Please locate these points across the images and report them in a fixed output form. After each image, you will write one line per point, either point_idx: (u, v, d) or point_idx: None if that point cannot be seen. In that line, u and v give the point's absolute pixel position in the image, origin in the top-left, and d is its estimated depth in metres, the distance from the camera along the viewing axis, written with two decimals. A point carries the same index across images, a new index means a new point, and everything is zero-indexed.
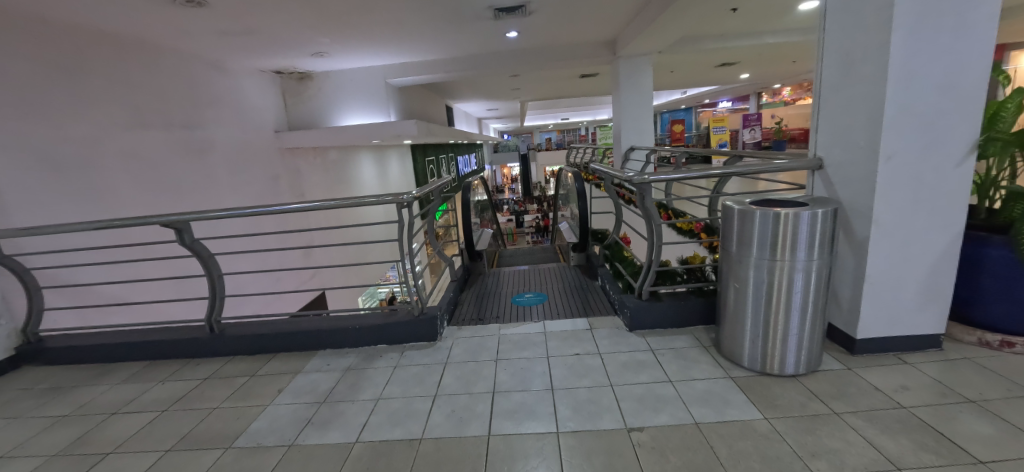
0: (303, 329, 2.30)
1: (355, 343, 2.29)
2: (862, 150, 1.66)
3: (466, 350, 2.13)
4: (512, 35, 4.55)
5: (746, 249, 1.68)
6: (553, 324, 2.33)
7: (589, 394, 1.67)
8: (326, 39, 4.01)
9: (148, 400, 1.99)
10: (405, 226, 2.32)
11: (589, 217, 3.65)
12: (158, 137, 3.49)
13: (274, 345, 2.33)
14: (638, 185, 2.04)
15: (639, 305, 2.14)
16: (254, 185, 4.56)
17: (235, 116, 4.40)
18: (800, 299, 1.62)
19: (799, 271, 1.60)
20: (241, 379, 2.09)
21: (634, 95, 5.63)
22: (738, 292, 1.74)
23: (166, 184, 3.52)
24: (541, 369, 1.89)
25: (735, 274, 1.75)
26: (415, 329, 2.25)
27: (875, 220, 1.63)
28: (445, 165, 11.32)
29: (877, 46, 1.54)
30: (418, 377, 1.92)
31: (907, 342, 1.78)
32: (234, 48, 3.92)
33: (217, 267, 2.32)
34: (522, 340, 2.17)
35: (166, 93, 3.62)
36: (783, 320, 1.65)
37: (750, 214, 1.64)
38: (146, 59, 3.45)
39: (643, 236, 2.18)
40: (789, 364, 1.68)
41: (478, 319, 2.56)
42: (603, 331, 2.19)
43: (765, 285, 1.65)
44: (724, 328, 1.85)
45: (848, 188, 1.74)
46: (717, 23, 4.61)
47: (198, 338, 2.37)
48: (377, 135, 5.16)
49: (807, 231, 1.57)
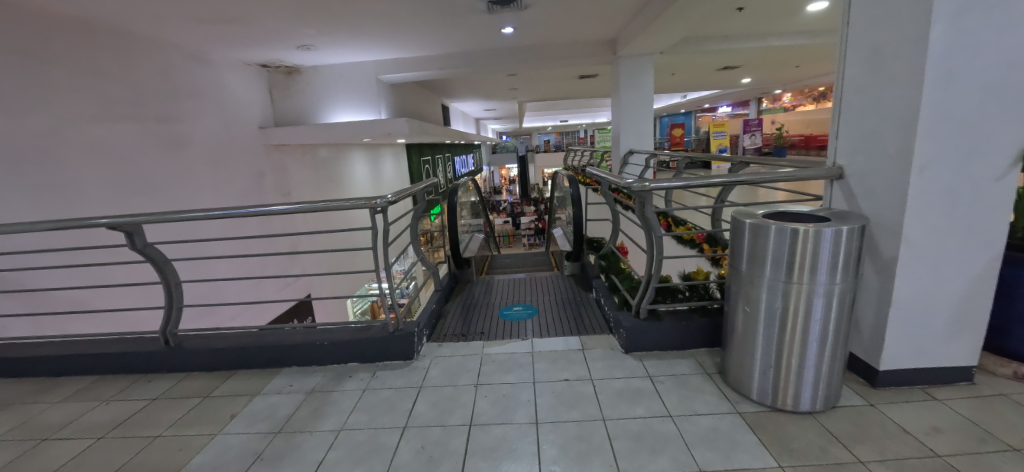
0: (264, 345, 2.07)
1: (323, 361, 2.05)
2: (891, 159, 1.47)
3: (445, 371, 1.92)
4: (507, 31, 4.36)
5: (759, 268, 1.49)
6: (542, 343, 2.12)
7: (578, 430, 1.47)
8: (311, 30, 3.81)
9: (88, 424, 1.78)
10: (379, 235, 1.98)
11: (583, 223, 3.33)
12: (128, 132, 3.27)
13: (232, 362, 2.09)
14: (637, 192, 1.82)
15: (637, 326, 1.93)
16: (237, 182, 4.35)
17: (216, 109, 4.19)
18: (818, 327, 1.43)
19: (819, 295, 1.41)
20: (193, 400, 1.87)
21: (635, 97, 5.44)
22: (748, 316, 1.56)
23: (137, 180, 3.30)
24: (526, 397, 1.68)
25: (745, 296, 1.56)
26: (389, 347, 2.02)
27: (905, 238, 1.44)
28: (441, 166, 11.15)
29: (912, 41, 1.36)
30: (388, 404, 1.71)
31: (935, 373, 1.59)
32: (214, 38, 3.71)
33: (174, 274, 2.10)
34: (507, 361, 1.96)
35: (138, 83, 3.39)
36: (799, 348, 1.46)
37: (763, 229, 1.45)
38: (118, 48, 3.24)
39: (643, 249, 1.96)
40: (804, 400, 1.49)
41: (462, 334, 2.34)
42: (596, 353, 1.98)
43: (779, 310, 1.46)
44: (733, 355, 1.66)
45: (873, 200, 1.55)
46: (722, 22, 4.42)
47: (150, 352, 2.14)
48: (367, 132, 4.96)
49: (831, 250, 1.37)
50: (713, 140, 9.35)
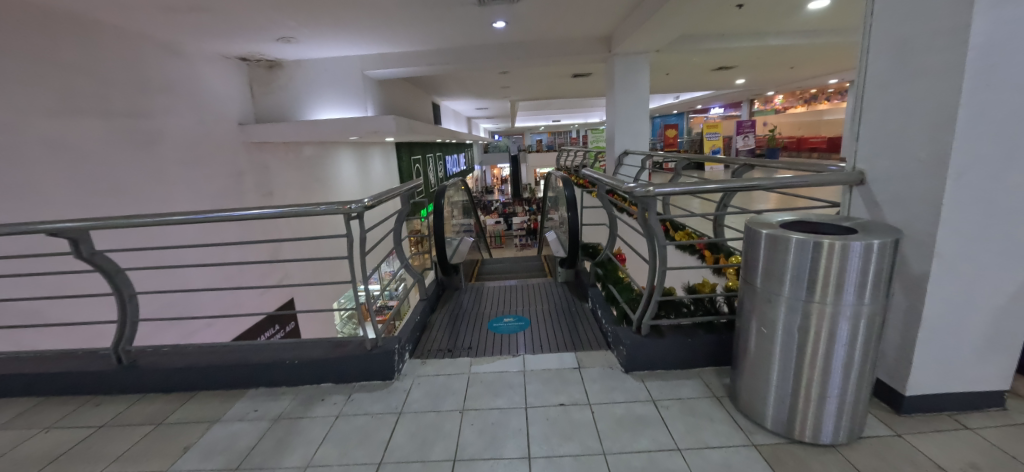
0: (228, 363, 1.86)
1: (292, 381, 1.86)
2: (922, 164, 1.32)
3: (427, 394, 1.73)
4: (499, 26, 4.18)
5: (778, 285, 1.34)
6: (535, 361, 1.95)
7: (576, 467, 1.30)
8: (292, 21, 3.60)
9: (20, 456, 1.55)
10: (355, 243, 1.78)
11: (578, 228, 3.12)
12: (92, 127, 3.03)
13: (192, 383, 1.89)
14: (640, 198, 1.65)
15: (639, 343, 1.77)
16: (214, 181, 4.11)
17: (191, 104, 3.95)
18: (844, 352, 1.29)
19: (845, 317, 1.26)
20: (144, 428, 1.66)
21: (629, 97, 5.31)
22: (763, 338, 1.41)
23: (101, 179, 3.05)
24: (517, 425, 1.51)
25: (761, 315, 1.41)
26: (366, 366, 1.83)
27: (938, 251, 1.30)
28: (432, 165, 10.93)
29: (951, 33, 1.21)
30: (363, 434, 1.52)
31: (965, 398, 1.45)
32: (187, 28, 3.48)
33: (128, 284, 1.89)
34: (496, 382, 1.78)
35: (105, 75, 3.15)
36: (822, 374, 1.32)
37: (783, 241, 1.30)
38: (82, 37, 3.00)
39: (645, 259, 1.79)
40: (826, 431, 1.35)
41: (448, 350, 2.15)
42: (593, 372, 1.82)
43: (800, 332, 1.32)
44: (745, 378, 1.51)
45: (901, 209, 1.41)
46: (720, 20, 4.29)
47: (101, 371, 1.92)
48: (353, 130, 4.74)
49: (860, 268, 1.22)
50: (706, 141, 9.28)
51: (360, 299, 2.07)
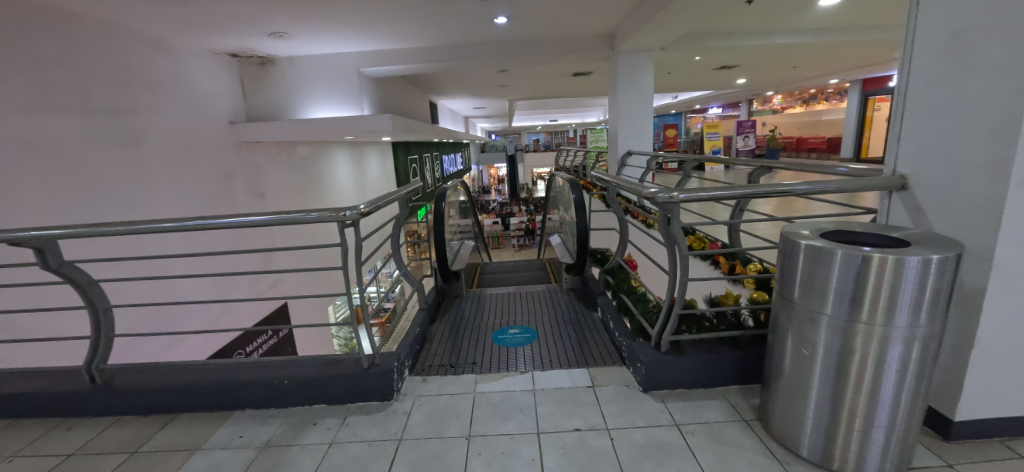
0: (211, 383, 1.72)
1: (282, 403, 1.71)
2: (978, 169, 1.20)
3: (429, 417, 1.59)
4: (500, 21, 4.03)
5: (820, 302, 1.21)
6: (544, 378, 1.81)
7: None
8: (284, 15, 3.44)
9: None
10: (350, 253, 1.63)
11: (586, 233, 2.99)
12: (71, 126, 2.85)
13: (173, 404, 1.74)
14: (661, 204, 1.52)
15: (658, 361, 1.64)
16: (203, 182, 3.94)
17: (179, 102, 3.77)
18: (895, 377, 1.16)
19: (898, 339, 1.13)
20: (118, 457, 1.51)
21: (632, 96, 5.19)
22: (802, 360, 1.28)
23: (81, 181, 2.88)
24: (528, 455, 1.37)
25: (800, 335, 1.28)
26: (363, 386, 1.69)
27: (998, 265, 1.18)
28: (429, 165, 10.79)
29: (1016, 24, 1.08)
30: (359, 464, 1.37)
31: (1020, 423, 1.33)
32: (174, 22, 3.30)
33: (103, 297, 1.73)
34: (504, 403, 1.64)
35: (86, 70, 2.98)
36: (869, 401, 1.19)
37: (826, 255, 1.17)
38: (60, 30, 2.82)
39: (664, 269, 1.65)
40: (871, 463, 1.23)
41: (450, 365, 2.01)
42: (609, 392, 1.68)
43: (846, 355, 1.19)
44: (779, 402, 1.39)
45: (952, 218, 1.29)
46: (727, 17, 4.17)
47: (73, 392, 1.76)
48: (348, 129, 4.58)
49: (917, 286, 1.09)
50: (706, 141, 9.19)
51: (353, 303, 1.81)
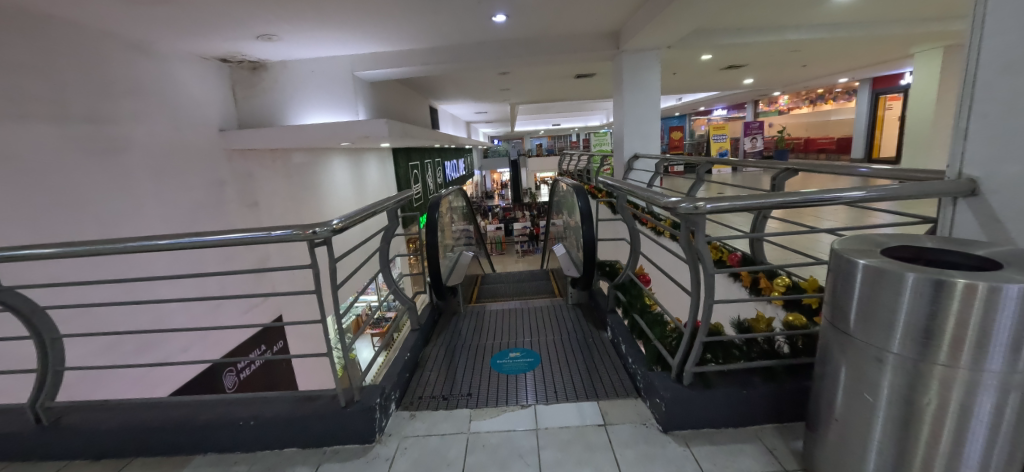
0: (170, 424, 1.51)
1: (250, 446, 1.50)
2: None
3: (416, 466, 1.37)
4: (499, 19, 3.83)
5: (887, 339, 0.98)
6: (548, 415, 1.59)
7: None
8: (270, 16, 3.27)
9: None
10: (321, 276, 1.41)
11: (594, 244, 2.77)
12: (48, 134, 2.68)
13: (127, 447, 1.53)
14: (683, 215, 1.29)
15: (680, 397, 1.41)
16: (192, 192, 3.76)
17: (166, 108, 3.60)
18: (986, 433, 0.93)
19: (991, 387, 0.90)
20: None
21: (638, 96, 4.98)
22: (863, 406, 1.05)
23: (58, 193, 2.70)
24: None
25: (860, 376, 1.05)
26: (341, 426, 1.47)
27: None
28: (431, 171, 10.59)
29: None
30: None
31: None
32: (157, 24, 3.14)
33: (52, 326, 1.53)
34: (502, 448, 1.42)
35: (62, 75, 2.81)
36: (952, 461, 0.96)
37: (893, 281, 0.94)
38: (34, 33, 2.65)
39: (686, 289, 1.43)
40: None
41: (443, 397, 1.80)
42: (624, 433, 1.46)
43: (922, 405, 0.95)
44: (830, 451, 1.16)
45: None
46: (738, 12, 3.96)
47: (19, 433, 1.56)
48: (342, 135, 4.39)
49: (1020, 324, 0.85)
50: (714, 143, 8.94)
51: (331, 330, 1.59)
